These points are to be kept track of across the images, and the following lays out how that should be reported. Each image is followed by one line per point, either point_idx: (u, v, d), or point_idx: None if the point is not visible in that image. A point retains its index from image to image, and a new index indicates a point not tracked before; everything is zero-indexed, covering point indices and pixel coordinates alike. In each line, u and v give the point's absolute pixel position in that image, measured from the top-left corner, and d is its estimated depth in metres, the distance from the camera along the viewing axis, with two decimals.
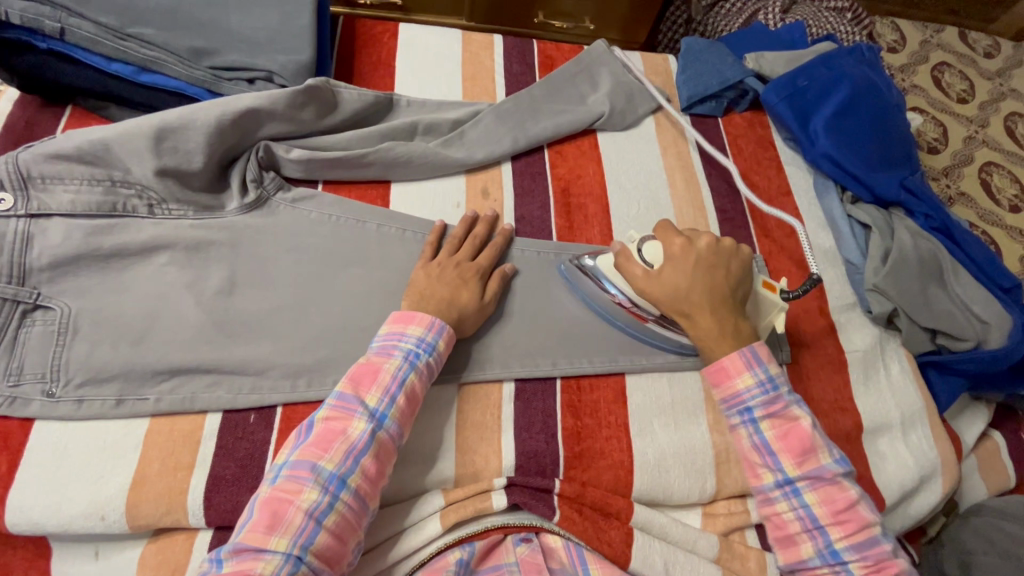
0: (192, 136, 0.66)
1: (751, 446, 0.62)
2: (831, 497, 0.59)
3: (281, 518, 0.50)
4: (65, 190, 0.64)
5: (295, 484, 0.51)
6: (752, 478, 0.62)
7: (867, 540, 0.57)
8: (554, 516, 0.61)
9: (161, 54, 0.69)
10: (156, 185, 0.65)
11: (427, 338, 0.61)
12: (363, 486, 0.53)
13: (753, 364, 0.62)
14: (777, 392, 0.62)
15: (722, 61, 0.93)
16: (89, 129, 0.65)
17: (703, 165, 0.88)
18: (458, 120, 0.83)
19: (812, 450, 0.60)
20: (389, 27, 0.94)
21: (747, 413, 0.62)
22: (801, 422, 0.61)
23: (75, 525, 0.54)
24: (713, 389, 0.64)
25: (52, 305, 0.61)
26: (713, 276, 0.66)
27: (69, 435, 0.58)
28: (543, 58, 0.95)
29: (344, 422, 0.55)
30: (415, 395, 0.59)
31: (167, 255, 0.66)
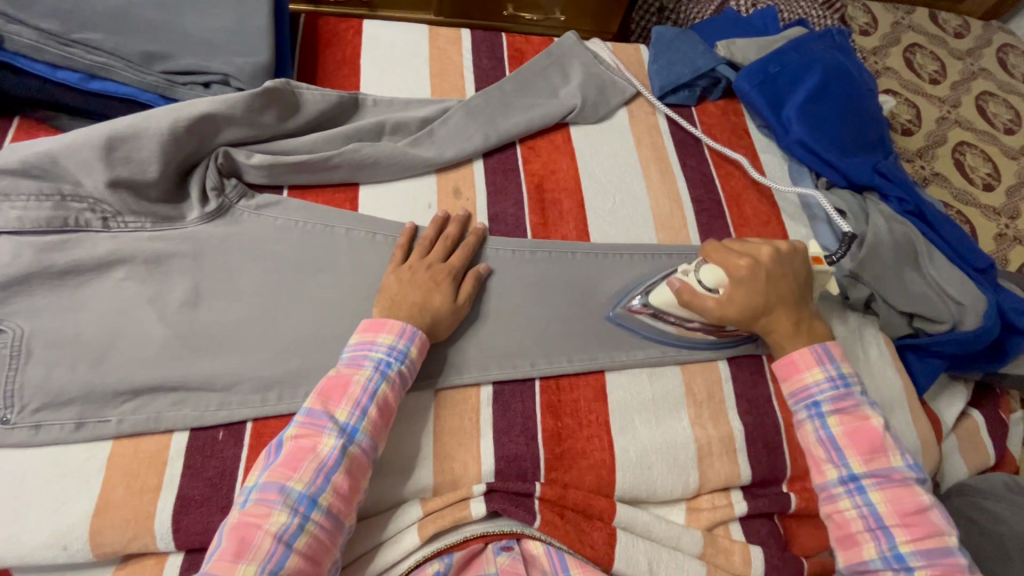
0: (145, 144, 0.63)
1: (817, 440, 0.62)
2: (898, 498, 0.59)
3: (248, 544, 0.48)
4: (11, 207, 0.61)
5: (265, 506, 0.50)
6: (815, 474, 0.62)
7: (936, 545, 0.57)
8: (533, 521, 0.60)
9: (109, 60, 0.67)
10: (110, 198, 0.63)
11: (399, 346, 0.59)
12: (335, 504, 0.52)
13: (824, 361, 0.64)
14: (848, 390, 0.63)
15: (693, 49, 0.92)
16: (35, 142, 0.62)
17: (679, 156, 0.87)
18: (427, 118, 0.81)
19: (880, 450, 0.61)
20: (353, 24, 0.91)
21: (815, 408, 0.63)
22: (871, 421, 0.62)
23: (36, 556, 0.52)
24: (782, 383, 0.66)
25: (3, 327, 0.58)
26: (785, 285, 0.66)
27: (28, 462, 0.55)
28: (513, 52, 0.93)
29: (314, 439, 0.53)
30: (388, 406, 0.57)
31: (126, 269, 0.63)
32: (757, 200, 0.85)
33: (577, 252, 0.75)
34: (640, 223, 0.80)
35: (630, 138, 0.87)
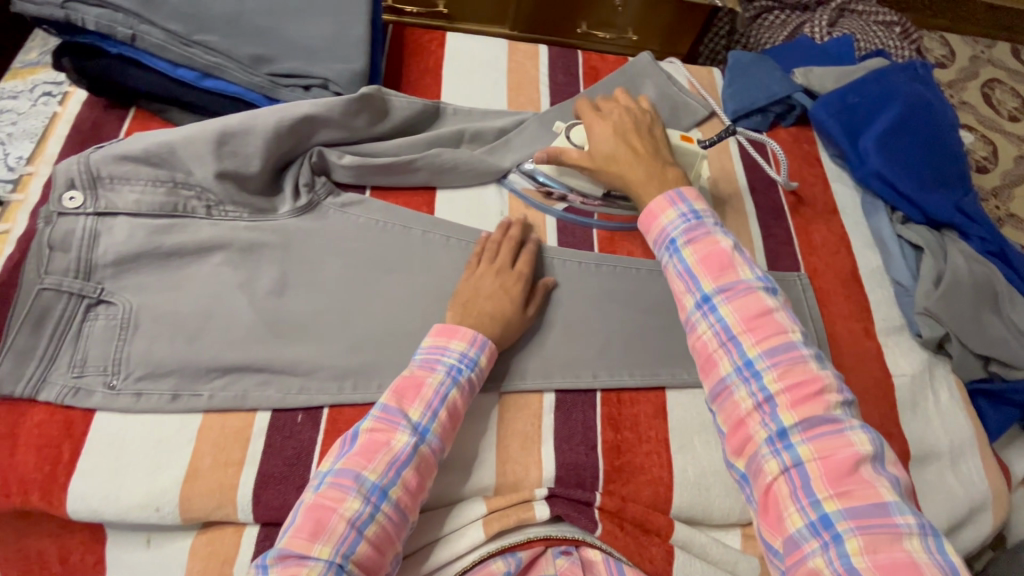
0: (251, 140, 0.68)
1: (677, 273, 0.61)
2: (748, 307, 0.56)
3: (325, 525, 0.51)
4: (130, 190, 0.66)
5: (338, 492, 0.52)
6: (679, 309, 0.60)
7: (785, 349, 0.54)
8: (595, 529, 0.61)
9: (222, 60, 0.72)
10: (216, 188, 0.68)
11: (470, 354, 0.61)
12: (403, 498, 0.54)
13: (676, 202, 0.63)
14: (700, 222, 0.62)
15: (769, 75, 0.92)
16: (156, 134, 0.67)
17: (747, 180, 0.88)
18: (503, 128, 0.83)
19: (731, 267, 0.58)
20: (437, 36, 0.95)
21: (671, 245, 0.62)
22: (721, 244, 0.60)
23: (132, 514, 0.56)
24: (645, 236, 0.66)
25: (114, 300, 0.63)
26: (633, 137, 0.72)
27: (128, 425, 0.60)
28: (588, 69, 0.95)
29: (388, 434, 0.55)
30: (457, 411, 0.60)
31: (222, 255, 0.68)
32: (826, 229, 0.85)
33: (643, 268, 0.76)
34: None
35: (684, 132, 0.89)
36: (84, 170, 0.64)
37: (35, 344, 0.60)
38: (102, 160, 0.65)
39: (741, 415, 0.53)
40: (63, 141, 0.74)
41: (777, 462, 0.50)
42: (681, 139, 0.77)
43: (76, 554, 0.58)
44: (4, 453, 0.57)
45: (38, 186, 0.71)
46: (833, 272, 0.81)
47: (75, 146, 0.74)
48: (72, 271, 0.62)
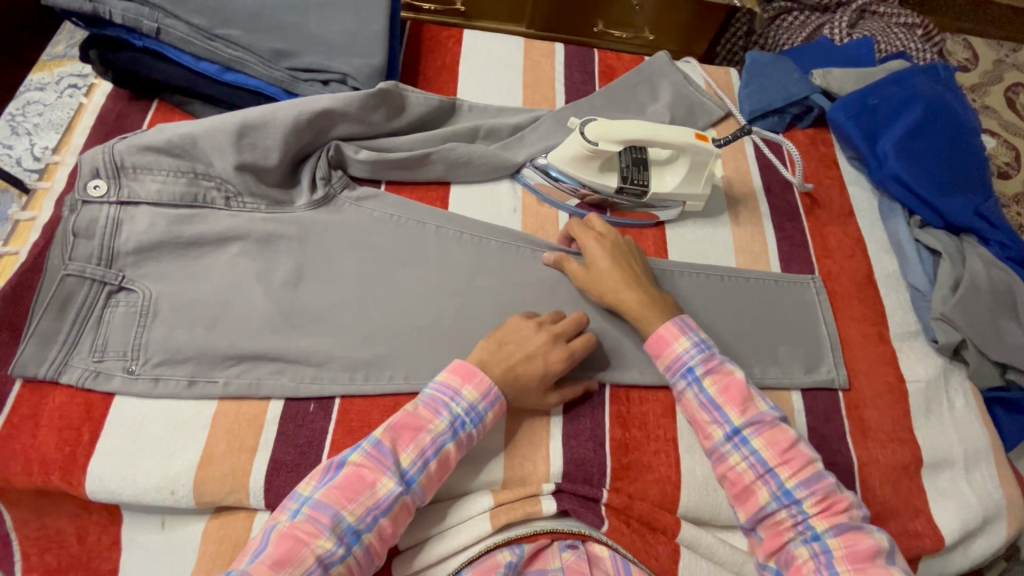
0: (270, 134, 0.69)
1: (699, 404, 0.62)
2: (775, 439, 0.60)
3: (293, 556, 0.50)
4: (152, 180, 0.67)
5: (308, 528, 0.52)
6: (703, 437, 0.62)
7: (815, 474, 0.58)
8: (602, 525, 0.61)
9: (244, 54, 0.73)
10: (236, 179, 0.69)
11: (479, 407, 0.59)
12: (375, 543, 0.54)
13: (686, 330, 0.64)
14: (712, 351, 0.63)
15: (788, 76, 0.91)
16: (180, 126, 0.69)
17: (762, 182, 0.87)
18: (518, 124, 0.83)
19: (750, 399, 0.61)
20: (454, 32, 0.96)
21: (689, 373, 0.62)
22: (737, 374, 0.62)
23: (147, 497, 0.58)
24: (655, 360, 0.65)
25: (134, 288, 0.64)
26: (626, 259, 0.70)
27: (145, 411, 0.61)
28: (604, 68, 0.95)
29: (375, 475, 0.55)
30: (448, 463, 0.58)
31: (239, 246, 0.69)
32: (841, 232, 0.84)
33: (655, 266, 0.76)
34: (720, 245, 0.81)
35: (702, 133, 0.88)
36: (108, 160, 0.66)
37: (58, 330, 0.61)
38: (126, 149, 0.67)
39: (783, 530, 0.57)
40: (89, 132, 0.76)
41: (808, 548, 0.56)
42: (696, 138, 0.76)
43: (93, 534, 0.60)
44: (26, 434, 0.59)
45: (62, 175, 0.73)
46: (848, 276, 0.81)
47: (100, 137, 0.76)
48: (94, 258, 0.63)
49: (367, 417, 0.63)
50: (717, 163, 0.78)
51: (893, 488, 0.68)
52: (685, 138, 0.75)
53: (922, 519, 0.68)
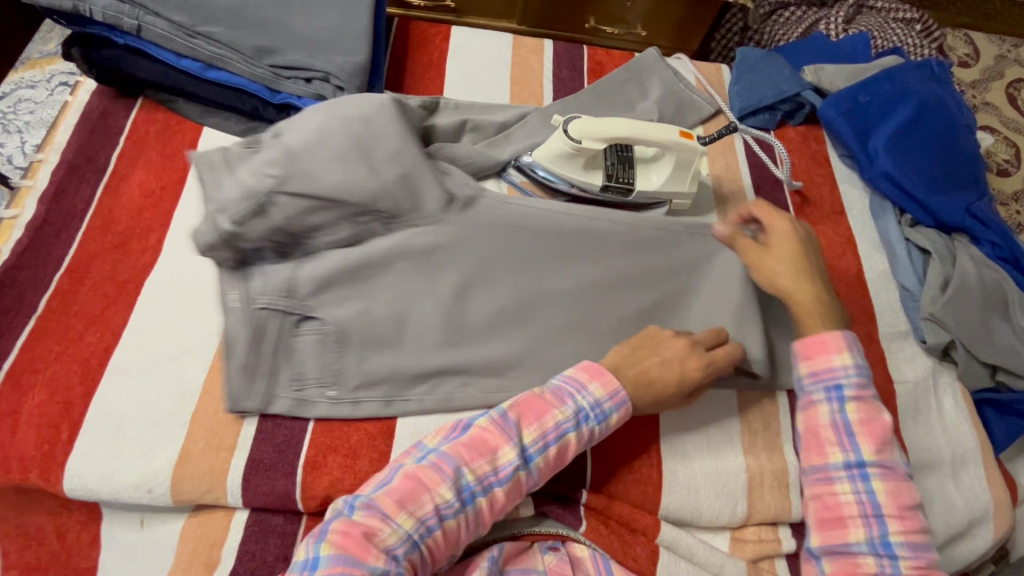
0: (344, 140, 0.65)
1: (829, 421, 0.57)
2: (899, 491, 0.55)
3: (415, 498, 0.49)
4: (320, 233, 0.65)
5: (423, 482, 0.50)
6: (816, 455, 0.57)
7: (921, 539, 0.53)
8: (580, 526, 0.61)
9: (226, 52, 0.73)
10: (385, 204, 0.65)
11: (604, 405, 0.57)
12: (485, 510, 0.52)
13: (853, 348, 0.58)
14: (868, 380, 0.58)
15: (778, 72, 0.90)
16: (307, 140, 0.64)
17: (753, 180, 0.86)
18: (504, 123, 0.83)
19: (889, 444, 0.56)
20: (442, 29, 0.95)
21: (835, 390, 0.57)
22: (883, 414, 0.57)
23: (125, 495, 0.58)
24: (800, 361, 0.60)
25: (317, 316, 0.63)
26: (809, 258, 0.65)
27: (123, 409, 0.60)
28: (593, 65, 0.94)
29: (498, 442, 0.53)
30: (564, 455, 0.56)
31: (402, 264, 0.66)
32: (832, 231, 0.83)
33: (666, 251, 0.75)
34: None
35: (689, 131, 0.88)
36: (242, 196, 0.62)
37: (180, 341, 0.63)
38: (256, 178, 0.62)
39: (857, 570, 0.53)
40: (73, 129, 0.76)
41: None
42: (680, 135, 0.75)
43: (73, 531, 0.60)
44: (6, 431, 0.59)
45: (46, 173, 0.73)
46: (838, 275, 0.80)
47: (84, 135, 0.75)
48: (274, 298, 0.63)
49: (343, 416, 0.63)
50: (702, 161, 0.77)
51: None
52: (669, 136, 0.74)
53: None
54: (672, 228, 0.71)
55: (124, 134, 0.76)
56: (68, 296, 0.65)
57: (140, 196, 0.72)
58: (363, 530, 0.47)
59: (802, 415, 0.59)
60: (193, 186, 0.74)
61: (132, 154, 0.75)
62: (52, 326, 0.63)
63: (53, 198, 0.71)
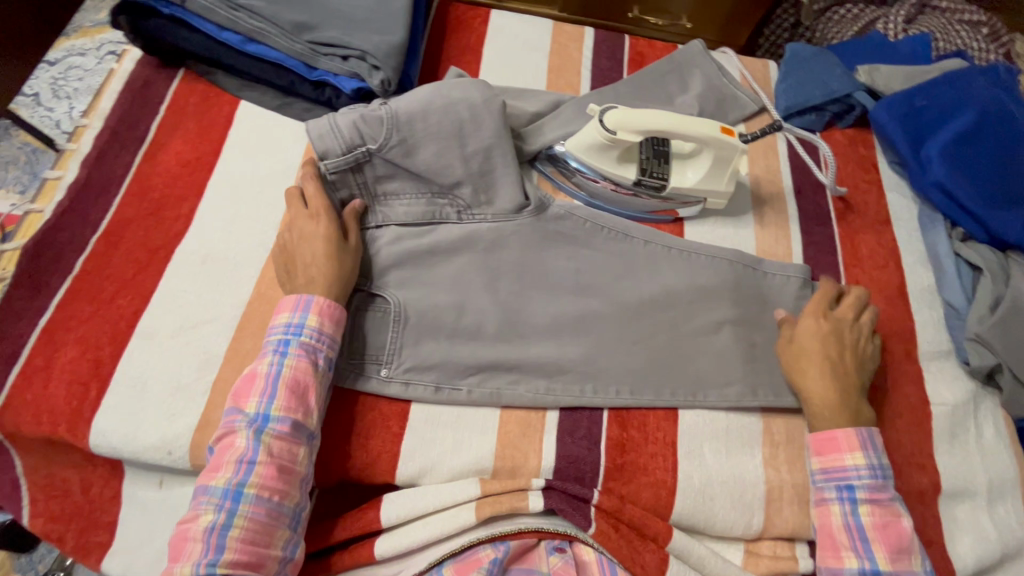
0: (442, 125, 0.68)
1: (843, 525, 0.59)
2: None
3: (183, 546, 0.53)
4: (400, 204, 0.70)
5: (199, 497, 0.55)
6: (832, 557, 0.59)
7: None
8: (588, 527, 0.60)
9: (266, 26, 0.73)
10: (466, 191, 0.71)
11: (295, 321, 0.61)
12: (263, 489, 0.54)
13: (867, 447, 0.61)
14: (885, 482, 0.60)
15: (829, 71, 0.86)
16: (413, 113, 0.68)
17: (793, 183, 0.82)
18: (538, 112, 0.80)
19: (907, 550, 0.58)
20: (481, 12, 0.93)
21: (848, 491, 0.60)
22: (901, 520, 0.59)
23: (147, 455, 0.59)
24: (814, 457, 0.63)
25: (381, 294, 0.67)
26: (842, 360, 0.66)
27: (148, 372, 0.62)
28: (633, 55, 0.92)
29: (231, 437, 0.56)
30: (298, 386, 0.58)
31: (469, 256, 0.70)
32: (875, 241, 0.79)
33: (700, 253, 0.74)
34: (741, 245, 0.78)
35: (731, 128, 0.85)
36: (344, 151, 0.66)
37: (228, 309, 0.66)
38: (356, 136, 0.67)
39: None
40: (116, 97, 0.77)
41: None
42: (722, 131, 0.71)
43: (97, 486, 0.62)
44: (38, 385, 0.61)
45: (90, 138, 0.74)
46: (877, 288, 0.76)
47: (127, 103, 0.77)
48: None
49: (360, 396, 0.64)
50: (742, 160, 0.74)
51: None
52: (709, 131, 0.71)
53: (933, 548, 0.64)
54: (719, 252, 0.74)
55: (164, 103, 0.77)
56: (103, 258, 0.67)
57: (176, 165, 0.73)
58: None
59: (815, 514, 0.61)
60: (228, 159, 0.75)
61: (171, 123, 0.76)
62: (86, 287, 0.65)
63: (94, 162, 0.72)
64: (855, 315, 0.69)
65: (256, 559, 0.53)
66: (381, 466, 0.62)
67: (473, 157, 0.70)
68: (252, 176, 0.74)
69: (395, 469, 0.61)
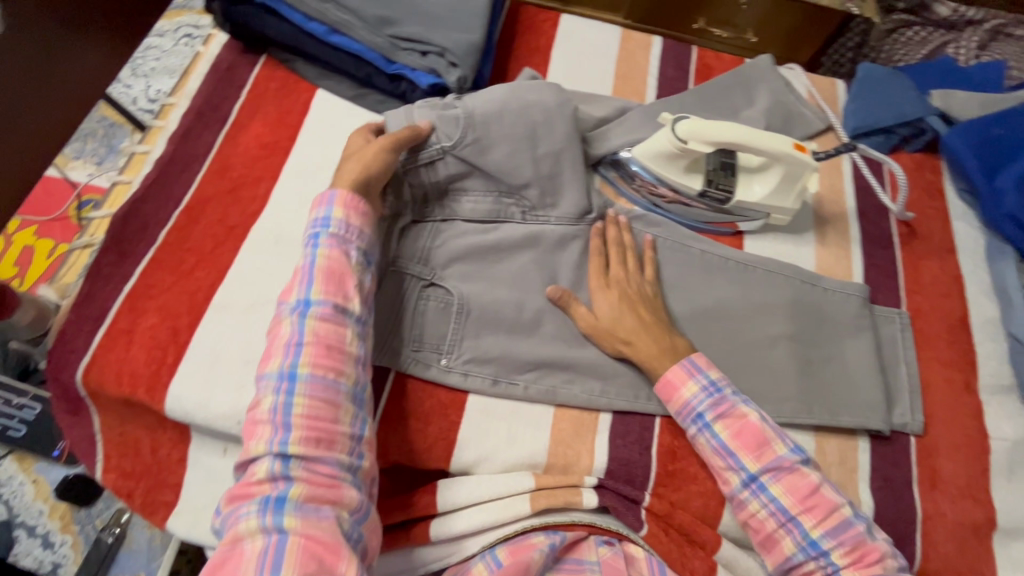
0: (515, 126, 0.70)
1: (712, 450, 0.61)
2: (796, 485, 0.58)
3: (254, 431, 0.55)
4: (467, 200, 0.72)
5: (260, 386, 0.56)
6: (721, 483, 0.61)
7: (842, 524, 0.57)
8: (640, 528, 0.61)
9: (350, 18, 0.76)
10: (533, 192, 0.72)
11: (326, 213, 0.62)
12: (318, 366, 0.56)
13: (694, 371, 0.62)
14: (721, 393, 0.61)
15: (902, 94, 0.85)
16: (489, 112, 0.70)
17: (857, 204, 0.82)
18: (604, 117, 0.81)
19: (766, 442, 0.60)
20: (552, 15, 0.95)
21: (700, 419, 0.61)
22: (749, 417, 0.61)
23: (217, 423, 0.62)
24: (664, 403, 0.64)
25: (443, 284, 0.68)
26: (635, 302, 0.67)
27: (222, 343, 0.65)
28: (700, 67, 0.92)
29: (278, 327, 0.58)
30: (335, 270, 0.59)
31: (532, 254, 0.71)
32: (939, 269, 0.78)
33: (759, 267, 0.74)
34: (801, 263, 0.77)
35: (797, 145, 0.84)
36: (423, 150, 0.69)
37: None
38: (433, 135, 0.69)
39: None
40: (203, 79, 0.81)
41: None
42: (795, 148, 0.71)
43: (165, 448, 0.65)
44: (120, 347, 0.64)
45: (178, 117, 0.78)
46: (939, 316, 0.75)
47: (212, 85, 0.80)
48: (410, 259, 0.68)
49: (418, 386, 0.65)
50: (812, 178, 0.74)
51: (958, 548, 0.64)
52: (782, 147, 0.71)
53: None
54: (782, 271, 0.74)
55: (246, 87, 0.81)
56: (184, 231, 0.70)
57: (255, 147, 0.76)
58: (240, 482, 0.53)
59: (695, 449, 0.63)
60: (304, 144, 0.77)
61: (252, 106, 0.79)
62: (167, 258, 0.68)
63: (179, 139, 0.76)
64: (615, 244, 0.71)
65: (324, 433, 0.54)
66: (439, 452, 0.63)
67: (543, 158, 0.72)
68: (325, 163, 0.76)
69: (451, 456, 0.63)
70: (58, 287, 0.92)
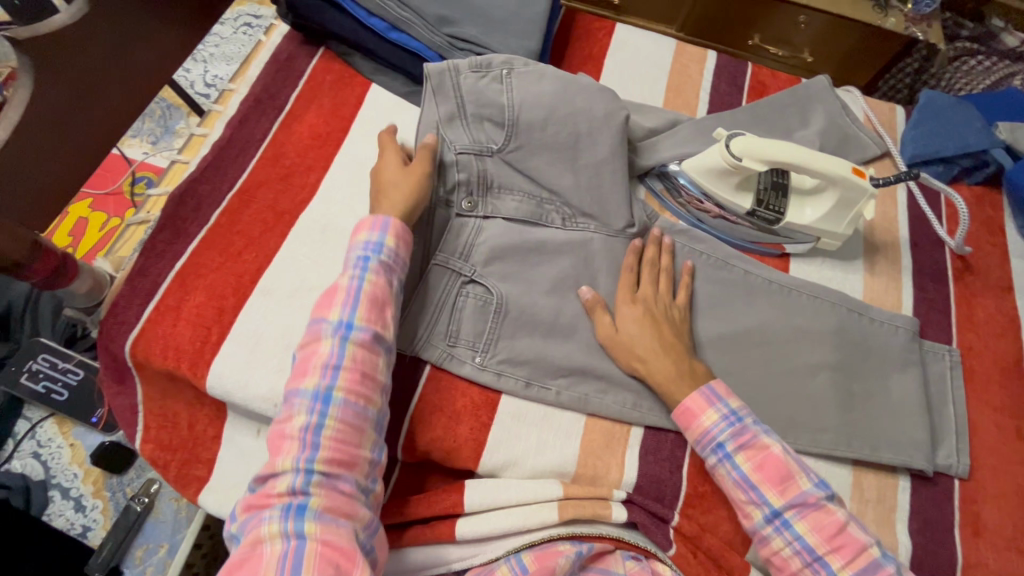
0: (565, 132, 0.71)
1: (733, 483, 0.59)
2: (821, 523, 0.56)
3: (281, 445, 0.55)
4: (511, 200, 0.72)
5: (291, 400, 0.56)
6: (743, 516, 0.59)
7: (870, 564, 0.54)
8: (669, 548, 0.60)
9: (411, 16, 0.76)
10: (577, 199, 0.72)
11: (376, 240, 0.62)
12: (353, 394, 0.56)
13: (714, 401, 0.61)
14: (743, 423, 0.60)
15: (967, 124, 0.82)
16: (542, 115, 0.70)
17: (910, 234, 0.79)
18: (654, 129, 0.80)
19: (790, 475, 0.58)
20: (606, 23, 0.95)
21: (721, 450, 0.59)
22: (772, 449, 0.59)
23: (255, 403, 0.63)
24: (683, 431, 0.62)
25: (483, 282, 0.67)
26: (659, 324, 0.65)
27: (265, 326, 0.66)
28: (755, 83, 0.91)
29: (315, 345, 0.58)
30: (378, 297, 0.60)
31: (573, 260, 0.70)
32: (994, 307, 0.75)
33: (803, 292, 0.72)
34: (847, 291, 0.75)
35: None
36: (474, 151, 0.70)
37: None
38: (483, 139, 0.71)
39: None
40: (264, 67, 0.83)
41: None
42: (853, 171, 0.70)
43: (203, 423, 0.67)
44: (168, 322, 0.66)
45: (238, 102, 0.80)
46: (991, 356, 0.72)
47: (272, 73, 0.82)
48: (451, 254, 0.68)
49: (452, 380, 0.65)
50: (868, 205, 0.72)
51: None
52: (840, 169, 0.69)
53: None
54: (827, 298, 0.72)
55: (304, 77, 0.82)
56: (235, 214, 0.72)
57: (308, 136, 0.78)
58: (259, 495, 0.53)
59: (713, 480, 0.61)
60: (355, 136, 0.78)
61: (308, 96, 0.81)
62: (218, 239, 0.70)
63: (237, 124, 0.78)
64: (639, 261, 0.71)
65: (349, 459, 0.54)
66: (468, 453, 0.63)
67: (592, 166, 0.71)
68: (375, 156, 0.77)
69: (479, 458, 0.62)
70: (114, 259, 0.91)
